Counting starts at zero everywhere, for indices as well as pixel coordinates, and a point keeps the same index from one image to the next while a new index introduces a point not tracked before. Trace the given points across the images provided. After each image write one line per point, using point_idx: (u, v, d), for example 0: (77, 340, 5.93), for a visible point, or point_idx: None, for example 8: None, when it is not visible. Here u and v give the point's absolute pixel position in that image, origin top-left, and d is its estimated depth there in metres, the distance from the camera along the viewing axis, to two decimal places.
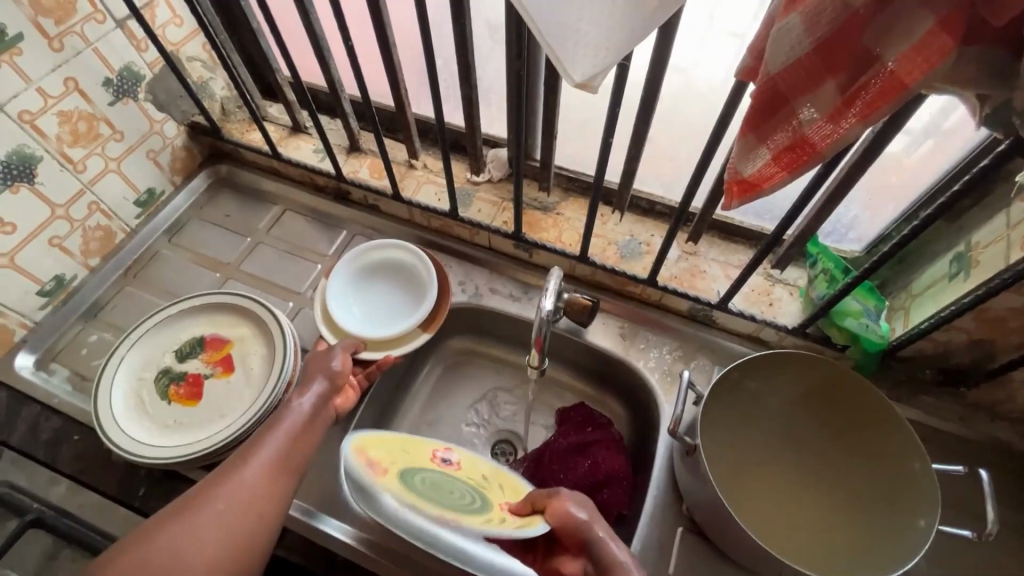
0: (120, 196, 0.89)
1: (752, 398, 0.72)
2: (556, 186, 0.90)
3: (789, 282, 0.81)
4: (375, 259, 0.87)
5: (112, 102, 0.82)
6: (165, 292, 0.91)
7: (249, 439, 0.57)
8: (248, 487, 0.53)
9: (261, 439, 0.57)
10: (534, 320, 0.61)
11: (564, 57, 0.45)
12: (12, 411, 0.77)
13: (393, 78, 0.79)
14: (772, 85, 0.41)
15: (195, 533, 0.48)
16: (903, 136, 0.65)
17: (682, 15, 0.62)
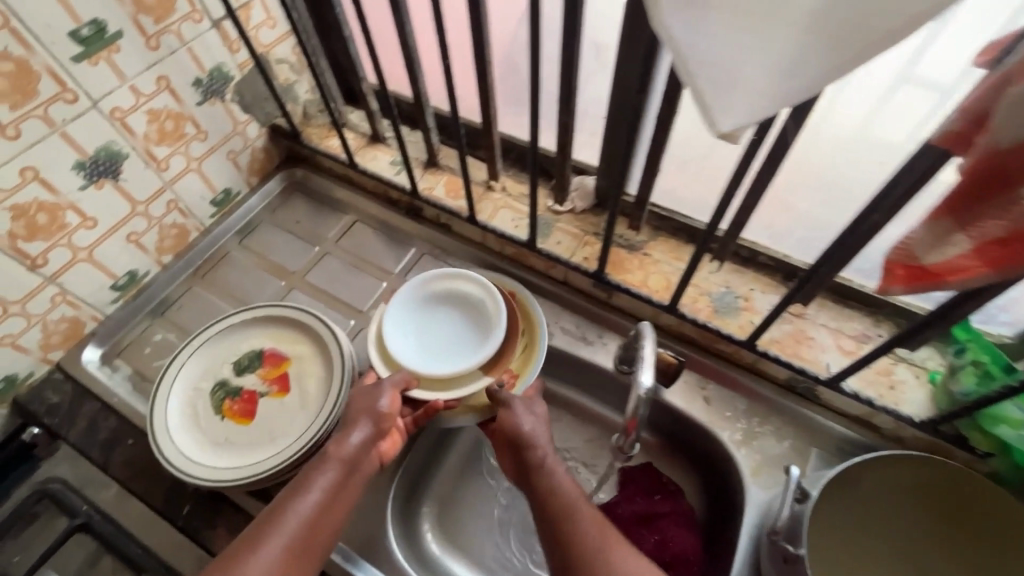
0: (197, 195, 0.88)
1: (864, 497, 0.61)
2: (646, 223, 0.82)
3: (914, 363, 0.70)
4: (440, 288, 0.80)
5: (200, 102, 0.81)
6: (230, 296, 0.89)
7: (279, 496, 0.57)
8: None
9: (302, 495, 0.57)
10: (632, 397, 0.52)
11: (712, 103, 0.37)
12: (74, 406, 0.77)
13: (484, 97, 0.74)
14: (996, 159, 0.32)
15: None
16: None
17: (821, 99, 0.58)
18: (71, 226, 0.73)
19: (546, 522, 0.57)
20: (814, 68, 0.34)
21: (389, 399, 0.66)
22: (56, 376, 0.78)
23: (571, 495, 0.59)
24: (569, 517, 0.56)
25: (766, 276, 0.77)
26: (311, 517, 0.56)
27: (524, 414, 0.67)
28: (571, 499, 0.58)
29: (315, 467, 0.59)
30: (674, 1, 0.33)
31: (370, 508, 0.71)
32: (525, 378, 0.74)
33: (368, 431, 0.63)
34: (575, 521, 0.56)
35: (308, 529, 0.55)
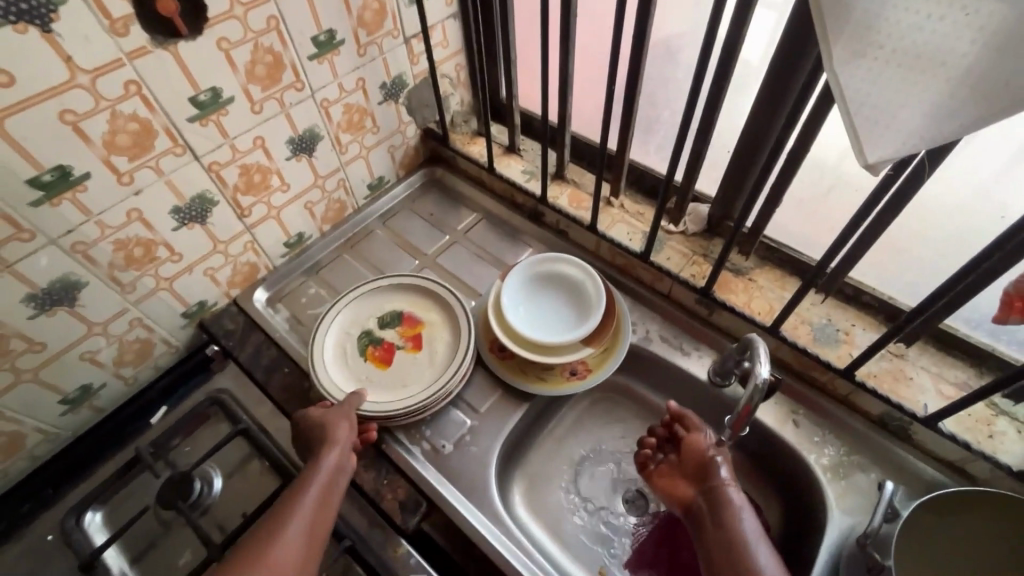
0: (360, 178, 1.04)
1: (964, 538, 0.64)
2: (754, 252, 0.89)
3: (1017, 418, 0.71)
4: (549, 271, 0.90)
5: (381, 102, 0.98)
6: (371, 265, 1.04)
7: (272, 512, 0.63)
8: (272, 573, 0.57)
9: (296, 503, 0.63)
10: (748, 388, 0.59)
11: (866, 138, 0.45)
12: (244, 334, 0.92)
13: (625, 123, 0.85)
14: None
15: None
16: None
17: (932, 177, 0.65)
18: (273, 187, 0.89)
19: (727, 550, 0.63)
20: (963, 117, 0.41)
21: (343, 430, 0.72)
22: (232, 309, 0.95)
23: (752, 530, 0.64)
24: (746, 547, 0.62)
25: (868, 315, 0.81)
26: (312, 521, 0.63)
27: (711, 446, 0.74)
28: (748, 532, 0.64)
29: (305, 478, 0.66)
30: (848, 55, 0.42)
31: (474, 463, 0.79)
32: (620, 345, 0.87)
33: (337, 455, 0.69)
34: (753, 554, 0.61)
35: (308, 526, 0.62)
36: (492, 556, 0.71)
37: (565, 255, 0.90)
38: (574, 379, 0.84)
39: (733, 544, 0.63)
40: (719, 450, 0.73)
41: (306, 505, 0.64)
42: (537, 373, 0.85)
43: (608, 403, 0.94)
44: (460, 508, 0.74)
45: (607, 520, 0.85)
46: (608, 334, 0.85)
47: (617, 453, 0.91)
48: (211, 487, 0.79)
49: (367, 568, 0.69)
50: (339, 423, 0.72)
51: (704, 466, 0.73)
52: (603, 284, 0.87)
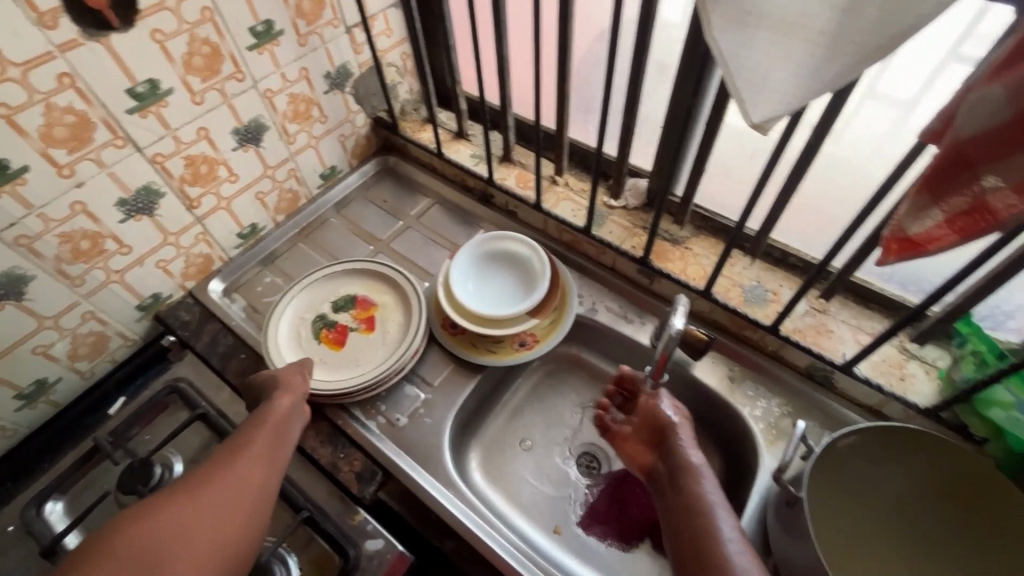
0: (311, 168, 1.06)
1: (888, 462, 0.69)
2: (690, 222, 0.93)
3: (926, 360, 0.77)
4: (496, 248, 0.94)
5: (326, 91, 0.99)
6: (326, 253, 1.06)
7: (232, 438, 0.67)
8: (219, 500, 0.59)
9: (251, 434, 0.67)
10: (662, 337, 0.64)
11: (747, 98, 0.50)
12: (200, 324, 0.94)
13: (560, 103, 0.88)
14: (958, 149, 0.43)
15: (201, 501, 0.59)
16: None
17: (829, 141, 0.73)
18: (220, 178, 0.91)
19: (691, 515, 0.64)
20: (825, 77, 0.45)
21: (295, 382, 0.76)
22: (188, 300, 0.96)
23: (715, 497, 0.64)
24: (707, 514, 0.62)
25: (794, 275, 0.87)
26: (265, 449, 0.66)
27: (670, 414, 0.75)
28: (709, 497, 0.64)
29: (258, 418, 0.69)
30: (723, 23, 0.47)
31: (428, 434, 0.82)
32: (566, 316, 0.91)
33: (287, 400, 0.73)
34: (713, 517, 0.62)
35: (262, 452, 0.65)
36: (446, 519, 0.75)
37: (511, 233, 0.94)
38: (522, 350, 0.88)
39: (695, 512, 0.64)
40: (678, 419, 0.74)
41: (261, 435, 0.67)
42: (485, 345, 0.89)
43: (560, 374, 0.98)
44: (415, 475, 0.77)
45: (561, 482, 0.89)
46: (554, 305, 0.89)
47: (570, 420, 0.95)
48: (172, 472, 0.81)
49: (327, 536, 0.72)
50: (291, 375, 0.76)
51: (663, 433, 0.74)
52: (547, 257, 0.91)
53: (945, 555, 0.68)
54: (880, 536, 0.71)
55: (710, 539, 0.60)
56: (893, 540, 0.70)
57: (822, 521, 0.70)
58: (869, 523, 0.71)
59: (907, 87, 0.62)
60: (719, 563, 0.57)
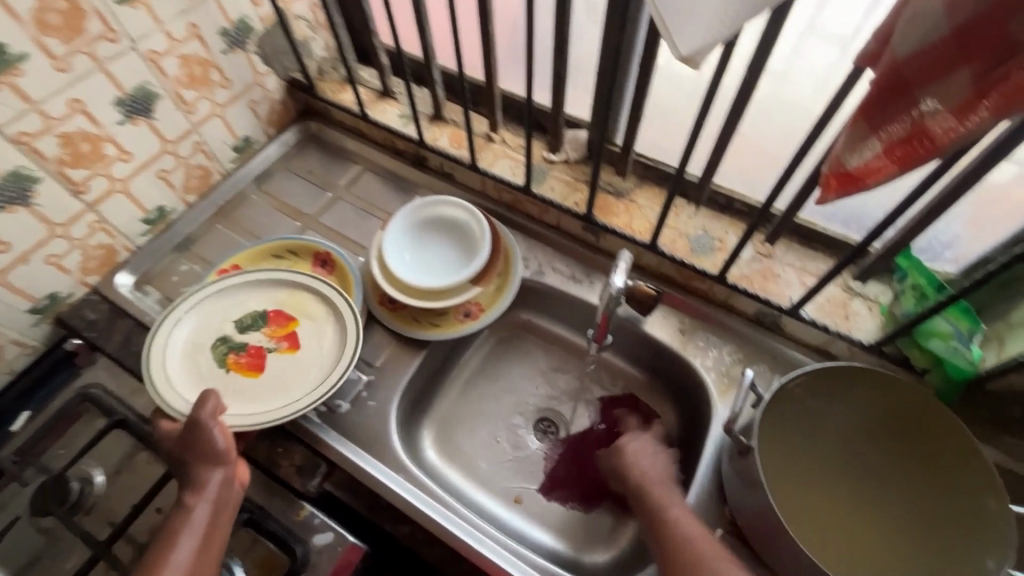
0: (220, 140, 0.95)
1: (835, 396, 0.69)
2: (632, 172, 0.89)
3: (869, 296, 0.77)
4: (431, 215, 0.87)
5: (225, 51, 0.88)
6: (249, 233, 0.97)
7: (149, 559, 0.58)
8: None
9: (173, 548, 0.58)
10: (602, 296, 0.62)
11: (672, 26, 0.44)
12: (110, 322, 0.85)
13: (487, 51, 0.81)
14: (896, 70, 0.40)
15: None
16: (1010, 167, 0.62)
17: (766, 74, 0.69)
18: (110, 157, 0.80)
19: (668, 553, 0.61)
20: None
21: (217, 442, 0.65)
22: (94, 298, 0.87)
23: (691, 527, 0.62)
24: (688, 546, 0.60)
25: (739, 220, 0.84)
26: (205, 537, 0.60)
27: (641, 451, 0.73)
28: (679, 520, 0.63)
29: (181, 519, 0.61)
30: None
31: (373, 418, 0.78)
32: (512, 281, 0.87)
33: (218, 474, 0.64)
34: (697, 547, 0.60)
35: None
36: (398, 504, 0.72)
37: (446, 197, 0.88)
38: (467, 321, 0.84)
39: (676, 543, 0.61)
40: (647, 454, 0.73)
41: (200, 517, 0.61)
42: (426, 318, 0.84)
43: (511, 341, 0.95)
44: (362, 462, 0.73)
45: (518, 451, 0.87)
46: (497, 270, 0.85)
47: (524, 387, 0.92)
48: (93, 486, 0.74)
49: (270, 535, 0.67)
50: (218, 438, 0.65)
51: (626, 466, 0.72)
52: (486, 218, 0.85)
53: (903, 499, 0.67)
54: (839, 488, 0.69)
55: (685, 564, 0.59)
56: (852, 490, 0.69)
57: (778, 473, 0.69)
58: (826, 474, 0.70)
59: (847, 10, 0.58)
60: None
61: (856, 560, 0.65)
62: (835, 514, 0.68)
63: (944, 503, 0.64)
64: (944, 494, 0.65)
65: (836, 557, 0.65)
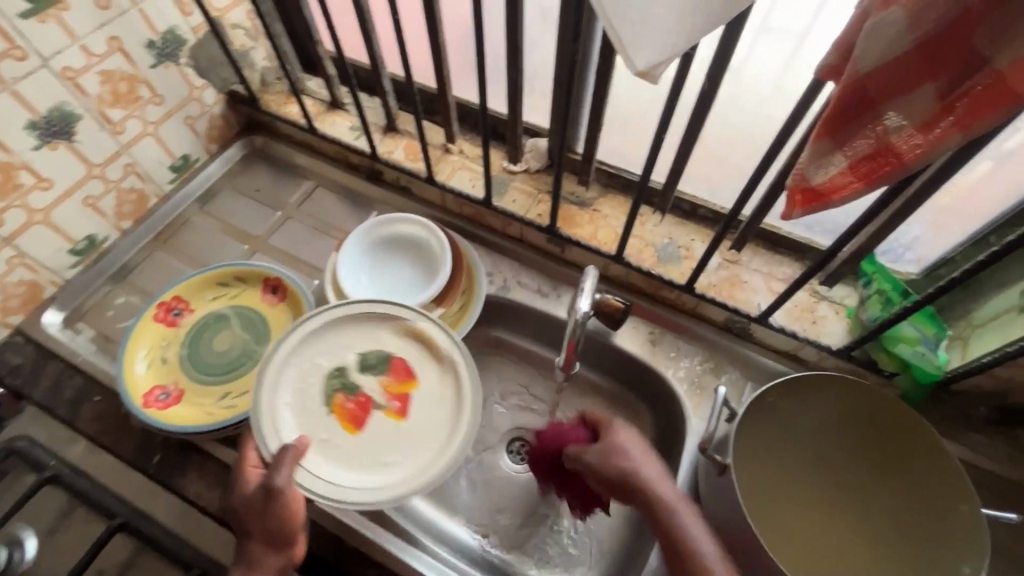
0: (155, 160, 0.88)
1: (803, 403, 0.68)
2: (595, 180, 0.86)
3: (835, 300, 0.77)
4: (388, 234, 0.83)
5: (154, 65, 0.81)
6: (192, 259, 0.91)
7: None
8: None
9: None
10: (568, 321, 0.59)
11: (628, 39, 0.42)
12: (38, 366, 0.79)
13: (438, 60, 0.77)
14: (858, 86, 0.38)
15: None
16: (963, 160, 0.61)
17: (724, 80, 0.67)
18: (26, 186, 0.73)
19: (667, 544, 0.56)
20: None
21: (278, 517, 0.60)
22: (18, 340, 0.79)
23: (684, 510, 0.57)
24: (688, 542, 0.55)
25: (705, 227, 0.83)
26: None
27: (630, 445, 0.62)
28: (677, 509, 0.57)
29: None
30: None
31: None
32: (475, 302, 0.82)
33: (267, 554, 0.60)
34: (693, 536, 0.56)
35: None
36: (364, 546, 0.67)
37: (403, 214, 0.83)
38: None
39: (673, 534, 0.56)
40: (634, 444, 0.62)
41: None
42: None
43: (479, 359, 0.91)
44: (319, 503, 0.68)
45: (491, 474, 0.83)
46: (460, 290, 0.81)
47: (492, 404, 0.89)
48: (23, 551, 0.68)
49: None
50: (288, 515, 0.60)
51: (620, 465, 0.60)
52: (446, 235, 0.81)
53: (877, 505, 0.67)
54: (814, 499, 0.69)
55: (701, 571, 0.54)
56: (828, 496, 0.69)
57: (754, 494, 0.68)
58: (801, 489, 0.69)
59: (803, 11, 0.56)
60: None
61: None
62: (812, 518, 0.68)
63: (916, 503, 0.64)
64: (917, 494, 0.64)
65: (818, 571, 0.64)
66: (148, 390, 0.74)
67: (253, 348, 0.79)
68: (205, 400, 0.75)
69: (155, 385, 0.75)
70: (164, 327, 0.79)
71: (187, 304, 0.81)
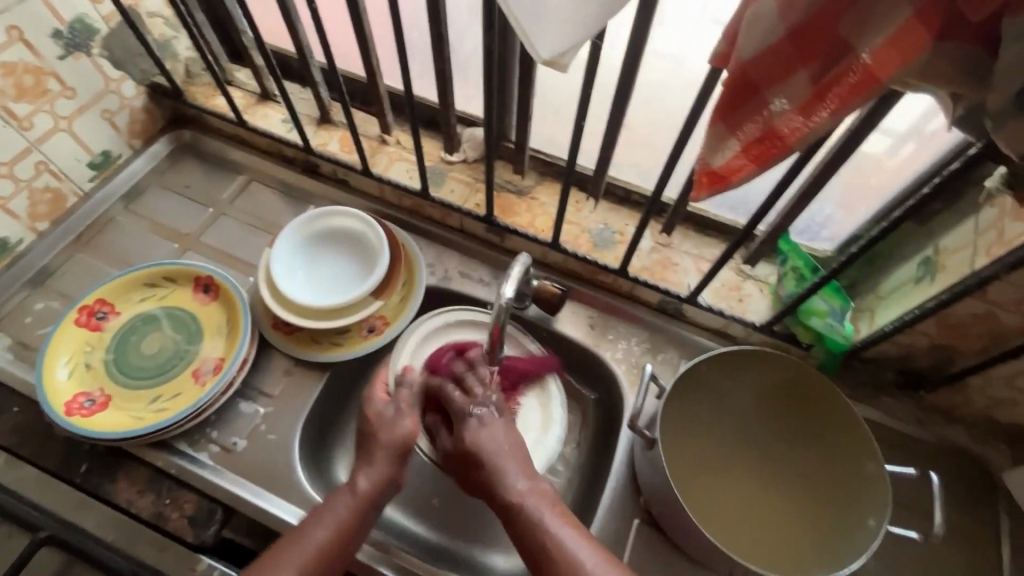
0: (71, 157, 0.84)
1: (726, 381, 0.72)
2: (531, 169, 0.87)
3: (759, 278, 0.80)
4: (324, 227, 0.82)
5: (63, 56, 0.77)
6: (118, 260, 0.87)
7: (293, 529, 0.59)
8: None
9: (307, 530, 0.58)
10: (494, 307, 0.60)
11: (530, 30, 0.43)
12: None
13: (365, 49, 0.76)
14: (744, 73, 0.40)
15: None
16: (885, 137, 0.64)
17: (644, 69, 0.69)
18: None
19: (526, 545, 0.54)
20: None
21: (410, 424, 0.65)
22: None
23: (555, 515, 0.55)
24: (544, 537, 0.53)
25: (638, 212, 0.85)
26: (359, 511, 0.60)
27: (490, 436, 0.62)
28: (542, 519, 0.54)
29: (331, 503, 0.60)
30: None
31: (274, 454, 0.72)
32: (415, 293, 0.82)
33: (390, 463, 0.62)
34: (568, 549, 0.52)
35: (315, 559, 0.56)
36: None
37: (338, 207, 0.82)
38: (372, 336, 0.80)
39: (534, 533, 0.54)
40: (492, 435, 0.62)
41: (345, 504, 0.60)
42: (326, 338, 0.79)
43: None
44: (265, 505, 0.69)
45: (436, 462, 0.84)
46: (399, 282, 0.80)
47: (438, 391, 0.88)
48: None
49: None
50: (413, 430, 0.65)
51: (474, 451, 0.61)
52: (382, 226, 0.81)
53: (803, 482, 0.70)
54: (743, 473, 0.72)
55: (525, 529, 0.54)
56: (756, 470, 0.72)
57: (686, 473, 0.71)
58: (733, 469, 0.72)
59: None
60: (538, 551, 0.53)
61: (775, 553, 0.66)
62: (742, 491, 0.71)
63: (834, 468, 0.68)
64: (833, 460, 0.69)
65: (750, 542, 0.67)
66: (71, 399, 0.71)
67: (185, 349, 0.76)
68: (135, 405, 0.72)
69: (79, 392, 0.72)
70: (87, 331, 0.76)
71: (112, 306, 0.77)
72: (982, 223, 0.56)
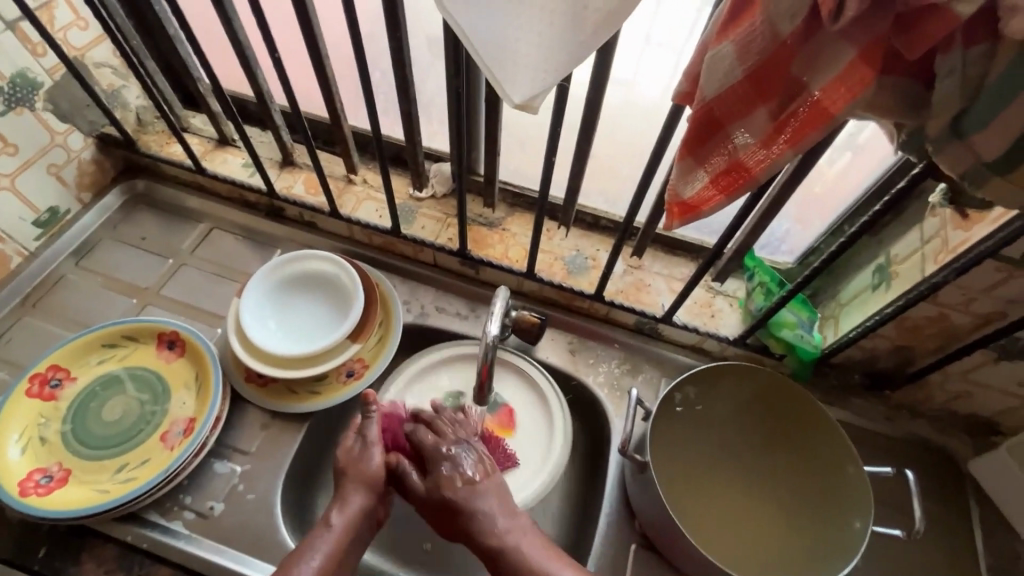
0: (15, 216, 0.79)
1: (704, 398, 0.74)
2: (501, 201, 0.88)
3: (728, 294, 0.84)
4: (296, 271, 0.80)
5: (3, 113, 0.73)
6: (70, 321, 0.83)
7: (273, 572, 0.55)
8: None
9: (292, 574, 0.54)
10: (481, 345, 0.61)
11: (502, 78, 0.45)
12: None
13: (328, 95, 0.76)
14: (706, 111, 0.42)
15: None
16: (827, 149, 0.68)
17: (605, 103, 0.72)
18: None
19: None
20: (585, 29, 0.41)
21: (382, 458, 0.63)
22: None
23: (540, 552, 0.57)
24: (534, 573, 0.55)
25: (607, 236, 0.88)
26: (343, 543, 0.58)
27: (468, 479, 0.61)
28: (526, 557, 0.56)
29: (309, 538, 0.57)
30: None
31: (254, 516, 0.68)
32: (394, 330, 0.81)
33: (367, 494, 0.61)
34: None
35: None
36: None
37: (311, 250, 0.80)
38: (351, 381, 0.77)
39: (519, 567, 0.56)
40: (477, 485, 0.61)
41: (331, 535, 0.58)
42: (304, 387, 0.76)
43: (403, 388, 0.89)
44: (239, 568, 0.65)
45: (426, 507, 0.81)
46: (376, 322, 0.78)
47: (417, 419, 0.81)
48: None
49: None
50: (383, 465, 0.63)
51: (459, 502, 0.60)
52: (354, 265, 0.79)
53: (789, 487, 0.72)
54: (735, 488, 0.73)
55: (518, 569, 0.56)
56: (745, 484, 0.73)
57: (680, 495, 0.72)
58: (722, 484, 0.73)
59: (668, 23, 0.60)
60: None
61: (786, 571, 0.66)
62: (734, 507, 0.72)
63: (819, 474, 0.71)
64: (818, 465, 0.71)
65: (753, 560, 0.68)
66: (25, 477, 0.66)
67: (152, 411, 0.72)
68: (97, 477, 0.68)
69: (35, 469, 0.67)
70: (40, 401, 0.71)
71: (68, 372, 0.73)
72: (928, 233, 0.61)
